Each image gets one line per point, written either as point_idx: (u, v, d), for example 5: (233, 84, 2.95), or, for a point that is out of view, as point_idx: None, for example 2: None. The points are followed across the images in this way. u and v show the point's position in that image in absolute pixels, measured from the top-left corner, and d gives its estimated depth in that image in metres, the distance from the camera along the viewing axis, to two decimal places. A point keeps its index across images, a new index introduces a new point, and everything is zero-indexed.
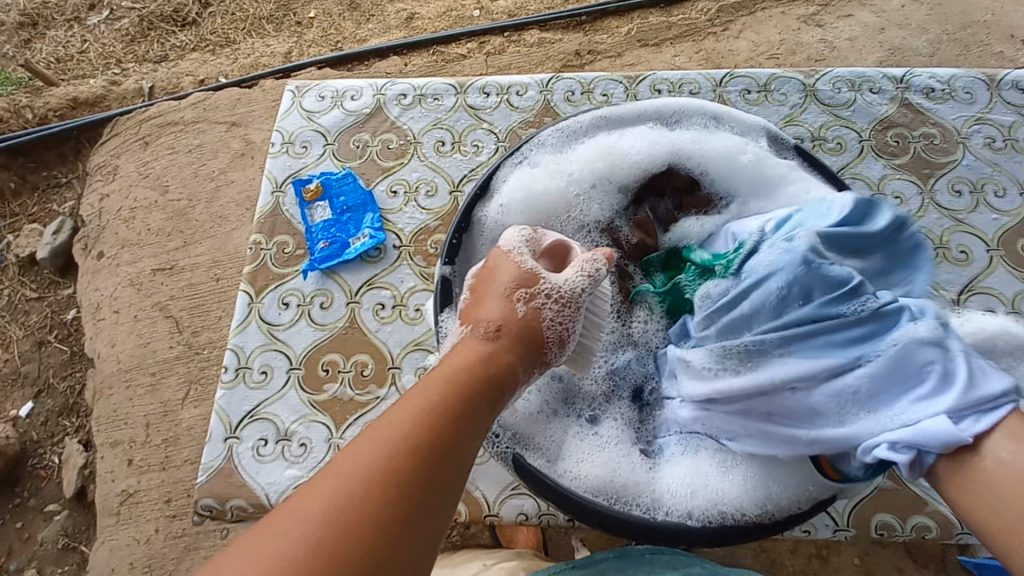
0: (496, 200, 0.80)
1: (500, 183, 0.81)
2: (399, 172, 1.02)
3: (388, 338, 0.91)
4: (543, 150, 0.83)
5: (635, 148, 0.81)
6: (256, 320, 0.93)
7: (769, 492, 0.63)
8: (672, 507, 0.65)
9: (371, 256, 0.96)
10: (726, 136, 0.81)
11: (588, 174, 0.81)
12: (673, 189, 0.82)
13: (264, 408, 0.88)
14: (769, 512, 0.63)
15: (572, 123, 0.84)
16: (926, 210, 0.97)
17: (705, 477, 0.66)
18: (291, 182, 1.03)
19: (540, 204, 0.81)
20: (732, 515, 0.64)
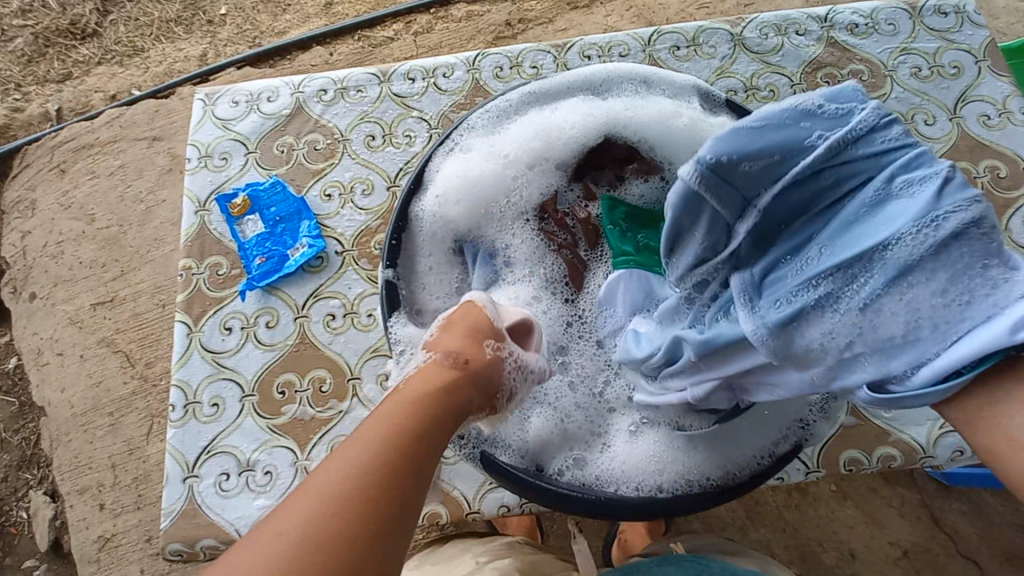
0: (432, 191, 0.77)
1: (433, 174, 0.78)
2: (331, 174, 0.97)
3: (344, 348, 0.87)
4: (474, 135, 0.80)
5: (568, 123, 0.78)
6: (198, 349, 0.88)
7: (731, 455, 0.64)
8: (641, 483, 0.66)
9: (313, 266, 0.91)
10: (658, 100, 0.79)
11: (524, 155, 0.79)
12: (611, 160, 0.80)
13: (221, 442, 0.84)
14: (733, 474, 0.64)
15: (500, 102, 0.80)
16: None
17: (666, 447, 0.67)
18: (214, 199, 0.96)
19: (478, 191, 0.78)
20: (698, 483, 0.65)
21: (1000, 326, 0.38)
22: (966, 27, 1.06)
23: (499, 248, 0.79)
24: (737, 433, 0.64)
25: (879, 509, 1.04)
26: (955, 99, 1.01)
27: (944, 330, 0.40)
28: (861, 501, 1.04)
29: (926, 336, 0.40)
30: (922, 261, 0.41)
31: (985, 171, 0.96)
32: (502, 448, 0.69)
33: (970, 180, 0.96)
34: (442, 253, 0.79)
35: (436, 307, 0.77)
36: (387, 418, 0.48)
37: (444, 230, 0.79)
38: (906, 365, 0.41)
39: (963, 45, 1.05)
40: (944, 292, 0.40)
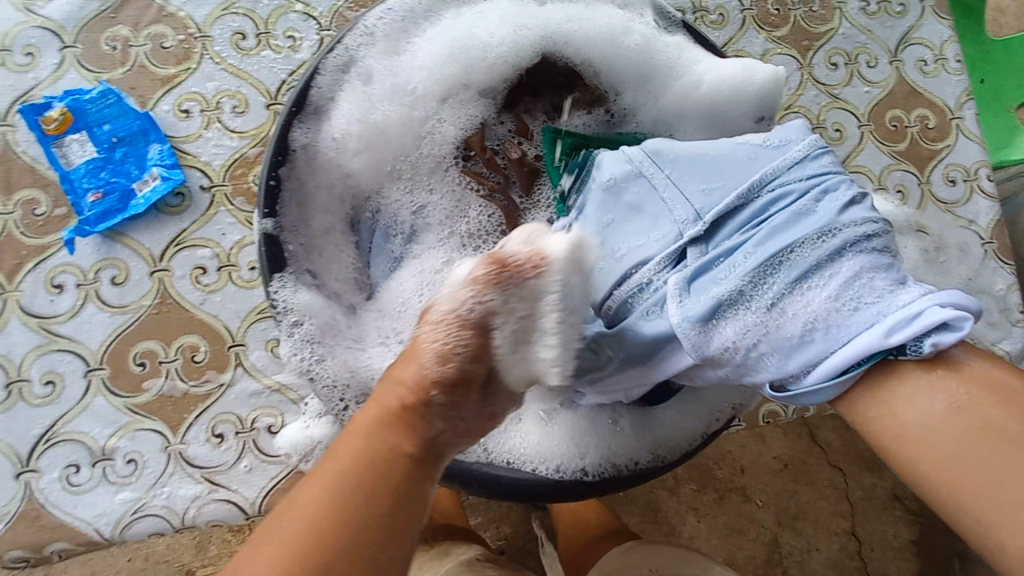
0: (330, 125, 0.61)
1: (325, 100, 0.61)
2: (188, 83, 0.74)
3: (221, 310, 0.71)
4: (375, 47, 0.62)
5: (493, 38, 0.63)
6: (17, 314, 0.68)
7: (660, 436, 0.60)
8: (565, 465, 0.58)
9: (170, 205, 0.72)
10: (606, 11, 0.65)
11: (439, 76, 0.64)
12: (550, 87, 0.67)
13: (64, 428, 0.67)
14: (660, 455, 0.59)
15: (404, 3, 0.62)
16: (804, 87, 0.93)
17: (594, 427, 0.60)
18: (19, 111, 0.71)
19: (381, 117, 0.63)
20: (625, 466, 0.59)
21: (878, 327, 0.39)
22: None
23: (410, 195, 0.65)
24: (667, 414, 0.60)
25: None
26: (897, 40, 0.97)
27: (836, 333, 0.40)
28: None
29: (818, 338, 0.41)
30: (819, 261, 0.42)
31: (916, 120, 0.95)
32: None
33: (901, 129, 0.94)
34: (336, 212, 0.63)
35: (335, 291, 0.61)
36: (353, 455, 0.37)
37: (339, 182, 0.63)
38: (799, 368, 0.42)
39: None
40: (843, 302, 0.41)
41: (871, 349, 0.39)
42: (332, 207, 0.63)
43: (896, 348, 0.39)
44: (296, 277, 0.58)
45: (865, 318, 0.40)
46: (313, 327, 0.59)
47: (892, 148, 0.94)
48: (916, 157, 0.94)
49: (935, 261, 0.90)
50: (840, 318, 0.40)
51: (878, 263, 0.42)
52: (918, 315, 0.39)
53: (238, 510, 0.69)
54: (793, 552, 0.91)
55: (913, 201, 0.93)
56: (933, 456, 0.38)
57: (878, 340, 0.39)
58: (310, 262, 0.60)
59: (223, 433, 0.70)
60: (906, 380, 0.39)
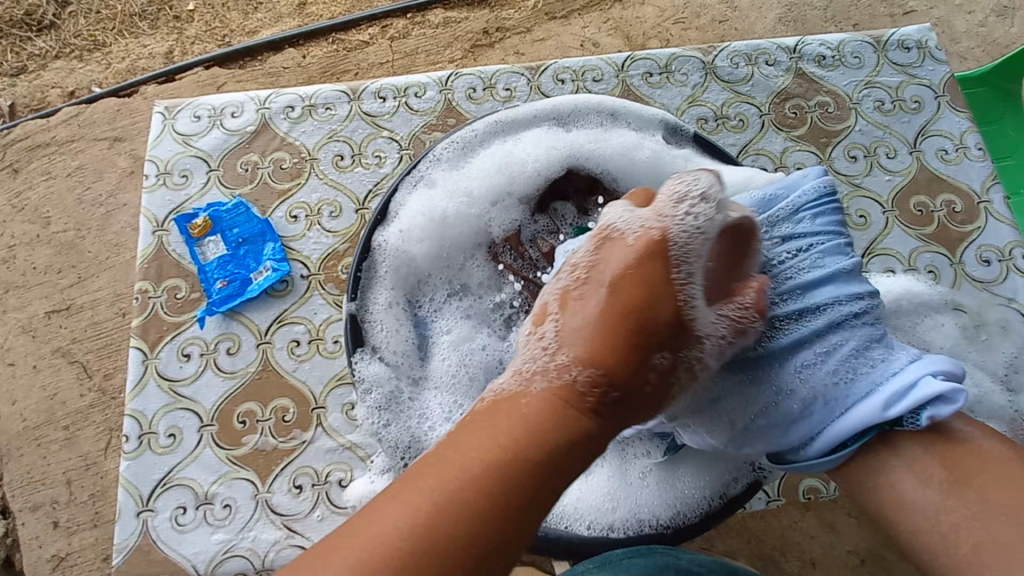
0: (396, 225, 0.74)
1: (398, 208, 0.75)
2: (297, 195, 0.94)
3: (308, 376, 0.85)
4: (439, 167, 0.78)
5: (531, 156, 0.78)
6: (153, 378, 0.85)
7: (683, 496, 0.66)
8: (594, 521, 0.66)
9: (277, 290, 0.89)
10: (624, 133, 0.80)
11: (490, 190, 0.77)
12: (575, 190, 0.79)
13: (178, 474, 0.81)
14: (683, 513, 0.65)
15: (467, 133, 0.79)
16: None
17: (620, 484, 0.68)
18: (173, 219, 0.93)
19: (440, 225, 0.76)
20: (648, 523, 0.66)
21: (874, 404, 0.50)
22: (928, 62, 1.10)
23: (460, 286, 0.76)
24: (689, 475, 0.66)
25: None
26: (915, 133, 1.05)
27: (836, 406, 0.51)
28: None
29: (826, 413, 0.52)
30: (819, 342, 0.53)
31: (943, 205, 1.00)
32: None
33: (927, 213, 0.99)
34: (403, 290, 0.75)
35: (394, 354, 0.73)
36: (473, 475, 0.41)
37: (405, 268, 0.75)
38: (806, 436, 0.53)
39: (924, 80, 1.08)
40: (844, 382, 0.51)
41: (868, 424, 0.50)
42: (398, 296, 0.74)
43: (892, 420, 0.50)
44: (371, 353, 0.71)
45: (866, 395, 0.50)
46: (381, 395, 0.72)
47: (919, 231, 0.98)
48: (946, 238, 0.98)
49: (974, 338, 0.91)
50: (844, 395, 0.51)
51: (867, 342, 0.53)
52: (905, 391, 0.49)
53: None
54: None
55: (945, 281, 0.96)
56: (930, 521, 0.47)
57: (876, 415, 0.49)
58: (380, 342, 0.72)
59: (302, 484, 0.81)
60: (903, 455, 0.49)
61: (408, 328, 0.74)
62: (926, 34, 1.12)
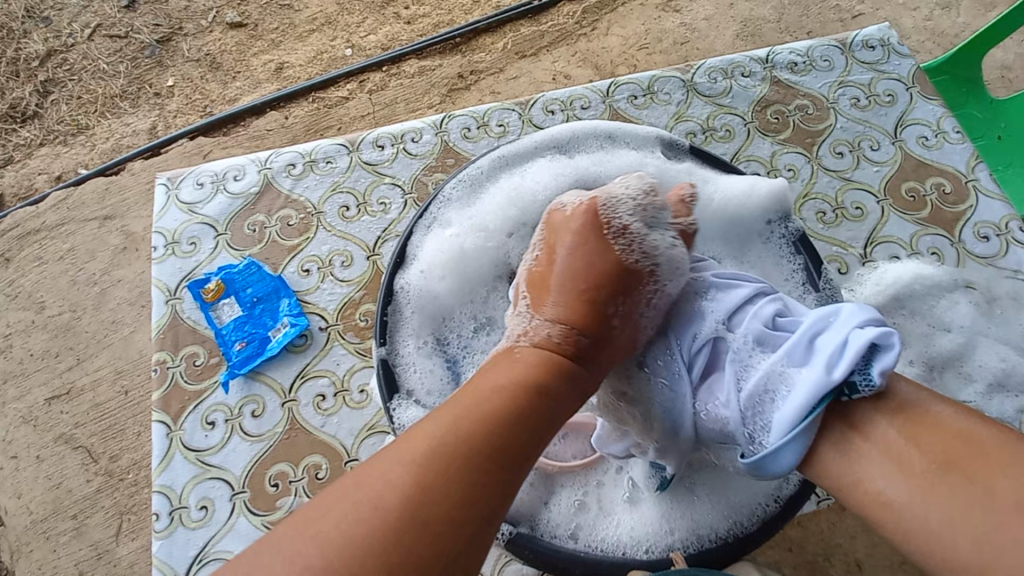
0: (416, 267, 0.75)
1: (416, 250, 0.76)
2: (308, 249, 0.95)
3: (338, 430, 0.84)
4: (451, 207, 0.79)
5: (540, 185, 0.80)
6: (180, 450, 0.82)
7: (739, 506, 0.66)
8: (654, 544, 0.66)
9: (297, 345, 0.88)
10: (625, 154, 0.83)
11: (505, 224, 0.78)
12: None
13: (214, 548, 0.78)
14: (742, 523, 0.65)
15: (472, 171, 0.81)
16: (816, 175, 1.05)
17: (673, 503, 0.68)
18: (186, 286, 0.92)
19: (459, 264, 0.77)
20: (707, 537, 0.66)
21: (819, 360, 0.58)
22: (893, 58, 1.16)
23: (487, 320, 0.77)
24: (743, 485, 0.67)
25: None
26: (894, 124, 1.09)
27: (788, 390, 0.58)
28: None
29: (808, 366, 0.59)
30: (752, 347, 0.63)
31: (932, 188, 1.03)
32: (522, 519, 0.68)
33: (919, 198, 1.03)
34: (430, 332, 0.74)
35: (432, 397, 0.70)
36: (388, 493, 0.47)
37: (430, 310, 0.75)
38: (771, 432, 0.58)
39: (893, 75, 1.14)
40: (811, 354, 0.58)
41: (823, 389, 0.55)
42: (425, 337, 0.74)
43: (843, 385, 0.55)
44: (408, 398, 0.69)
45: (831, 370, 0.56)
46: None
47: (915, 216, 1.01)
48: (942, 220, 1.01)
49: (988, 313, 0.94)
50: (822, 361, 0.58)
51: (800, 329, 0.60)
52: (848, 351, 0.56)
53: None
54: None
55: (949, 261, 0.98)
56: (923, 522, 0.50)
57: (824, 381, 0.55)
58: (415, 385, 0.70)
59: None
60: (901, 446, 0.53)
61: (441, 369, 0.73)
62: (887, 32, 1.18)
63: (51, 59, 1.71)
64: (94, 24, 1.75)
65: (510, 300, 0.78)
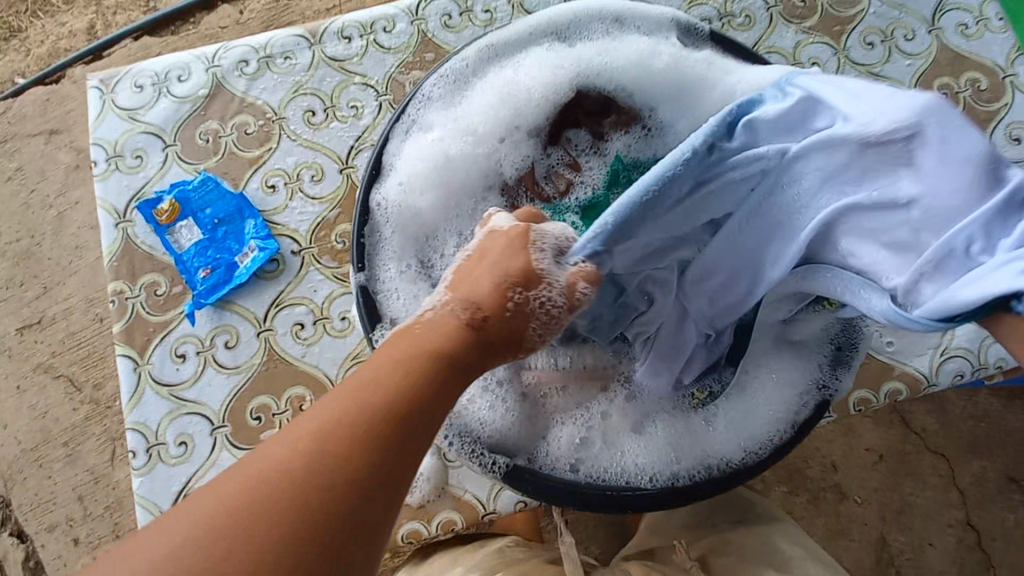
0: (394, 179, 0.66)
1: (393, 159, 0.66)
2: (271, 161, 0.83)
3: (320, 360, 0.78)
4: (431, 107, 0.68)
5: (535, 79, 0.68)
6: (150, 385, 0.76)
7: (745, 434, 0.62)
8: (661, 473, 0.62)
9: (268, 271, 0.80)
10: (635, 39, 0.70)
11: (496, 127, 0.68)
12: (585, 115, 0.70)
13: (198, 483, 0.74)
14: (754, 452, 0.62)
15: (455, 63, 0.68)
16: (843, 71, 0.93)
17: (680, 433, 0.64)
18: (135, 207, 0.81)
19: (443, 173, 0.67)
20: (711, 465, 0.62)
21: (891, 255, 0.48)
22: None
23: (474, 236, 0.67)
24: (758, 416, 0.63)
25: (872, 433, 1.07)
26: (933, 9, 0.96)
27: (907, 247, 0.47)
28: (855, 427, 1.07)
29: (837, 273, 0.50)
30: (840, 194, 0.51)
31: (967, 85, 0.93)
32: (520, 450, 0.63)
33: (952, 96, 0.92)
34: (414, 253, 0.65)
35: None
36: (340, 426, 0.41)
37: (413, 228, 0.66)
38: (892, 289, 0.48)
39: None
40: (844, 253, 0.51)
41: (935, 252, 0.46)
42: (409, 260, 0.65)
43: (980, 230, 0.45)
44: (392, 327, 0.61)
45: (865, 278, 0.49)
46: None
47: None
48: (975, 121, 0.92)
49: None
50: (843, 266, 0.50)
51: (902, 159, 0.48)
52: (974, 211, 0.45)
53: None
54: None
55: None
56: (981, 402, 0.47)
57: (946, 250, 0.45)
58: (399, 313, 0.61)
59: None
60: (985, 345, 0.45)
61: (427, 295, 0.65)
62: None
63: None
64: None
65: (500, 213, 0.68)
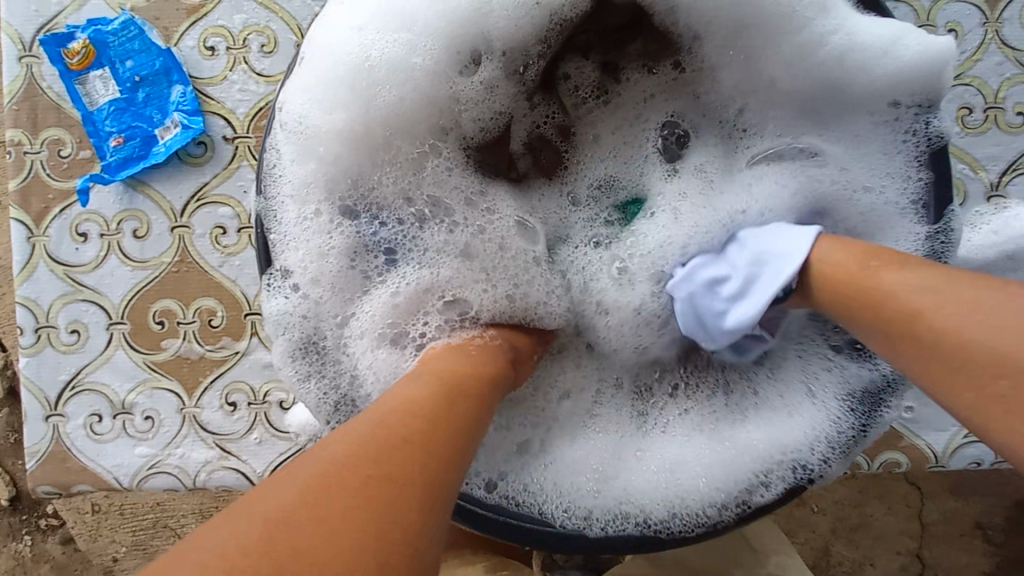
0: (309, 88, 0.47)
1: (309, 56, 0.47)
2: (214, 15, 0.66)
3: (238, 275, 0.67)
4: None
5: None
6: (44, 260, 0.67)
7: (705, 483, 0.47)
8: (570, 509, 0.47)
9: (192, 156, 0.66)
10: None
11: (457, 35, 0.49)
12: (600, 37, 0.55)
13: (87, 378, 0.67)
14: (695, 515, 0.47)
15: None
16: (986, 50, 0.68)
17: (614, 461, 0.50)
18: (42, 42, 0.66)
19: (373, 85, 0.48)
20: (643, 515, 0.47)
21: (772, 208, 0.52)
22: None
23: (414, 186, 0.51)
24: (705, 458, 0.49)
25: None
26: None
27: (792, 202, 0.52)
28: None
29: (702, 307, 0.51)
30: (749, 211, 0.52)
31: None
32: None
33: None
34: (328, 184, 0.48)
35: (322, 280, 0.49)
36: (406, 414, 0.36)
37: (331, 155, 0.48)
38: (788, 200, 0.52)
39: None
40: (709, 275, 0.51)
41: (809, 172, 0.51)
42: (321, 198, 0.48)
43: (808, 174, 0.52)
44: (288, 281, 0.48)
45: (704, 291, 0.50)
46: (301, 335, 0.49)
47: None
48: None
49: None
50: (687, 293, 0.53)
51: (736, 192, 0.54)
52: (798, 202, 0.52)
53: (248, 481, 0.68)
54: (842, 563, 0.84)
55: None
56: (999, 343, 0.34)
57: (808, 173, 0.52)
58: (301, 267, 0.48)
59: (236, 402, 0.67)
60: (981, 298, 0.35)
61: (332, 250, 0.49)
62: None
63: None
64: None
65: (457, 172, 0.53)
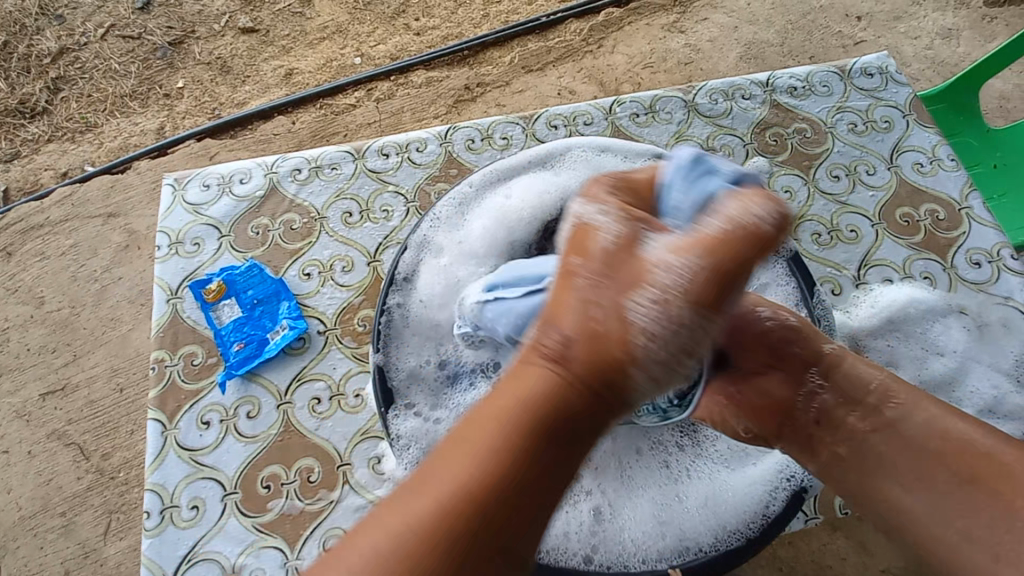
0: (411, 289, 0.85)
1: (406, 270, 0.86)
2: (309, 253, 0.96)
3: (331, 434, 0.84)
4: (440, 224, 0.89)
5: (524, 202, 0.88)
6: (173, 448, 0.83)
7: (726, 519, 0.75)
8: (646, 550, 0.74)
9: (295, 348, 0.89)
10: (610, 167, 0.91)
11: (492, 239, 0.87)
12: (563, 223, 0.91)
13: (202, 548, 0.78)
14: (723, 540, 0.74)
15: (462, 188, 0.90)
16: (813, 199, 1.06)
17: (664, 510, 0.77)
18: (187, 286, 0.94)
19: (452, 280, 0.85)
20: (697, 549, 0.74)
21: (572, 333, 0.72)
22: (891, 85, 1.18)
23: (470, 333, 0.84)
24: (724, 500, 0.77)
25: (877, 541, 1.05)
26: (890, 150, 1.11)
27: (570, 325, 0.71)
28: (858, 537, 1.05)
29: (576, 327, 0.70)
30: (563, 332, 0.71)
31: (927, 214, 1.05)
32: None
33: (913, 223, 1.04)
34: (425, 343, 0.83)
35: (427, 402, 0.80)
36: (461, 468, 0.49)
37: (424, 326, 0.84)
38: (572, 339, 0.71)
39: (890, 102, 1.16)
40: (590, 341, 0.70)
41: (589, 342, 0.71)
42: (426, 355, 0.83)
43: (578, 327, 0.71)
44: (404, 408, 0.80)
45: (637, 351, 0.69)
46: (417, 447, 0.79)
47: (909, 240, 1.03)
48: (936, 245, 1.02)
49: (979, 338, 0.95)
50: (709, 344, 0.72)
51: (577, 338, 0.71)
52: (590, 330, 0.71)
53: None
54: None
55: (941, 286, 0.99)
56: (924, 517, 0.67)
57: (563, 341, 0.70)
58: (411, 397, 0.81)
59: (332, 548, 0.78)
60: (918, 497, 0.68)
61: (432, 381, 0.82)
62: (885, 60, 1.21)
63: (63, 57, 1.73)
64: (107, 24, 1.78)
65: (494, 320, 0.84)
